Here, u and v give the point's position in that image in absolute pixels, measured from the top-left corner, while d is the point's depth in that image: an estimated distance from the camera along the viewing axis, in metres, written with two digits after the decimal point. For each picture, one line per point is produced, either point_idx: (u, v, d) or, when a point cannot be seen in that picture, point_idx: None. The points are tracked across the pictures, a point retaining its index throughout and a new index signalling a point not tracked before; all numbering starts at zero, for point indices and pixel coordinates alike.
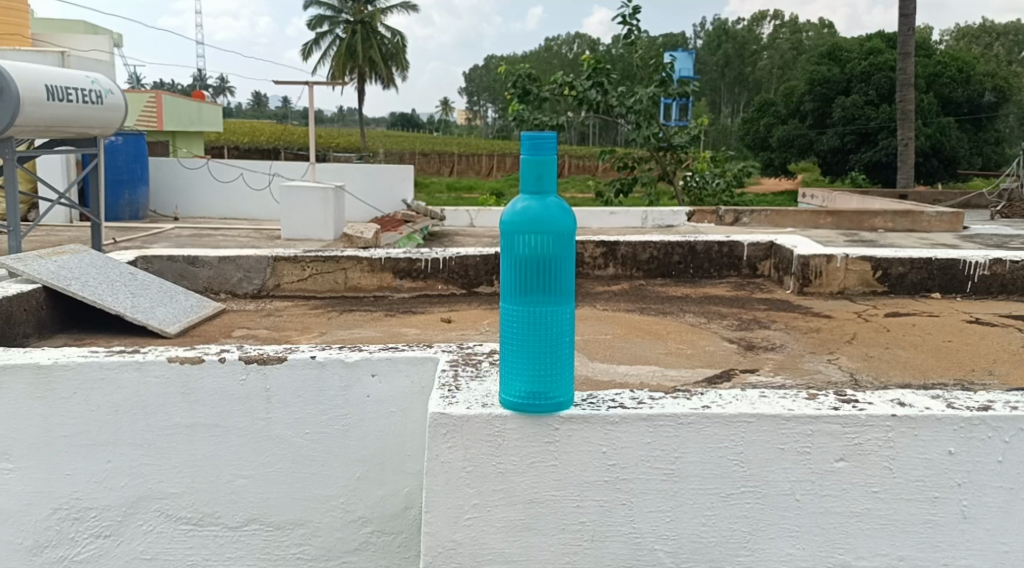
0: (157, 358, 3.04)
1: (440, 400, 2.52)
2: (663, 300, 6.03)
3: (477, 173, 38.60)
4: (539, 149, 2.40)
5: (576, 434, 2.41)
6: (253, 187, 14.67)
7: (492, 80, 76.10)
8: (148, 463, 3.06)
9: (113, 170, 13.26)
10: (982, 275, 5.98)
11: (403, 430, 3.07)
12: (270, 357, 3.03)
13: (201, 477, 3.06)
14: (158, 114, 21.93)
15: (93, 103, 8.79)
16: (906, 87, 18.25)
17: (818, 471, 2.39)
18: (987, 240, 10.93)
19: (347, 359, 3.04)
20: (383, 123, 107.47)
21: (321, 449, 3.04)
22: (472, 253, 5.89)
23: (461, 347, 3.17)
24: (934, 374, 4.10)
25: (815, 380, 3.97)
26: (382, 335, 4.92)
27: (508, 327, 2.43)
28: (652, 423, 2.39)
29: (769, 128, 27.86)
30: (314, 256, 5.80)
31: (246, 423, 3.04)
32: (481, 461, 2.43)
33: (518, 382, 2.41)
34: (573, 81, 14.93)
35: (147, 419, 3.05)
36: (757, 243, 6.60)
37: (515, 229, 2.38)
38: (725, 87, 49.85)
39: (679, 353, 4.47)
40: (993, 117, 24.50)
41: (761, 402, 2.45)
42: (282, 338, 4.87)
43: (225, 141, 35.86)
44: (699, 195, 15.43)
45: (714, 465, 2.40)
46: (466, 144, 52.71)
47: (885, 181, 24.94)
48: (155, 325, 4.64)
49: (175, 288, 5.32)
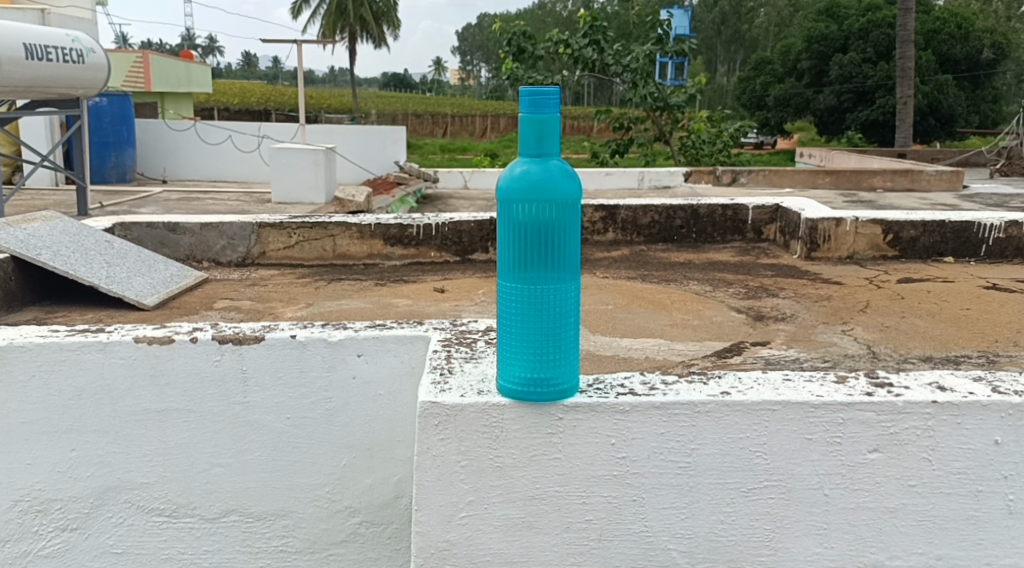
0: (123, 338, 2.78)
1: (432, 386, 2.28)
2: (665, 266, 5.80)
3: (470, 134, 37.98)
4: (541, 105, 2.13)
5: (583, 425, 2.17)
6: (241, 148, 14.28)
7: (486, 39, 74.96)
8: (116, 451, 2.83)
9: (98, 132, 12.87)
10: (997, 239, 5.75)
11: (394, 416, 2.83)
12: (246, 336, 2.77)
13: (175, 465, 2.82)
14: (145, 75, 21.42)
15: (74, 63, 8.40)
16: (906, 44, 17.88)
17: (849, 463, 2.16)
18: (987, 200, 10.69)
19: (331, 337, 2.78)
20: (375, 83, 105.90)
21: (304, 435, 2.81)
22: (466, 218, 5.61)
23: (453, 325, 2.91)
24: (956, 345, 3.88)
25: (831, 353, 3.76)
26: (372, 306, 4.66)
27: (505, 306, 2.19)
28: (665, 411, 2.16)
29: (765, 87, 27.60)
30: (301, 222, 5.53)
31: (222, 408, 2.80)
32: (477, 454, 2.20)
33: (517, 367, 2.18)
34: (569, 39, 14.51)
35: (114, 404, 2.80)
36: (763, 207, 6.35)
37: (513, 196, 2.13)
38: (721, 45, 49.24)
39: (685, 324, 4.23)
40: (991, 74, 23.99)
41: (786, 387, 2.22)
42: (267, 310, 4.62)
43: (215, 102, 35.17)
44: (695, 155, 15.16)
45: (734, 457, 2.18)
46: (459, 104, 52.04)
47: (881, 140, 24.57)
48: (131, 297, 4.40)
49: (154, 256, 5.05)
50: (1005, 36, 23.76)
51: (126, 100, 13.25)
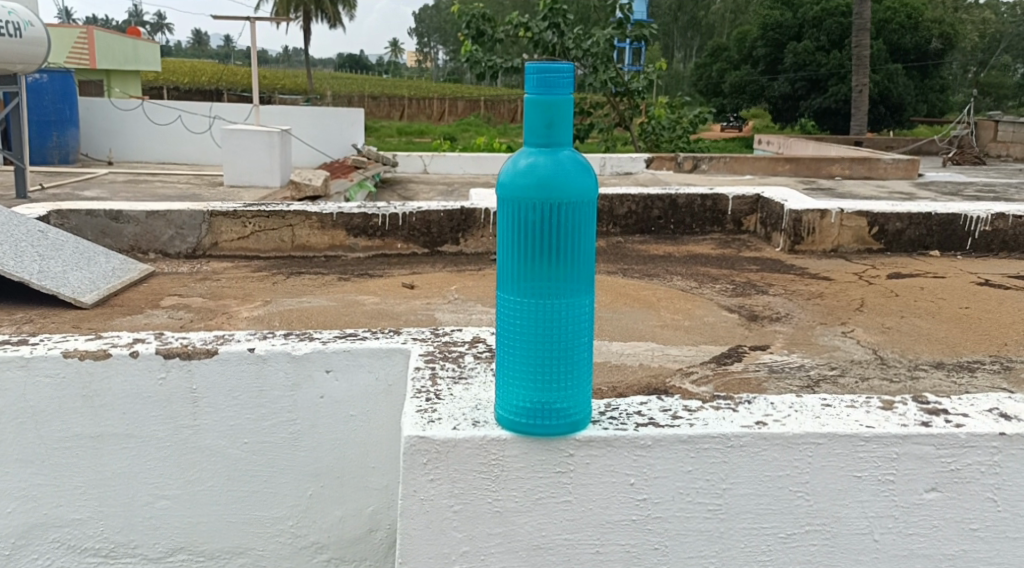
0: (49, 352, 2.38)
1: (418, 416, 1.95)
2: (644, 259, 5.50)
3: (428, 117, 37.13)
4: (552, 84, 1.79)
5: (596, 462, 1.86)
6: (191, 129, 13.63)
7: (442, 23, 73.85)
8: (42, 483, 2.44)
9: (38, 111, 12.17)
10: (983, 232, 5.55)
11: (370, 440, 2.47)
12: (196, 350, 2.38)
13: (113, 498, 2.45)
14: (89, 51, 20.48)
15: (12, 37, 7.78)
16: (862, 33, 17.83)
17: (903, 505, 1.88)
18: (944, 188, 10.62)
19: (295, 350, 2.41)
20: (328, 65, 103.93)
21: (263, 462, 2.44)
22: (435, 208, 5.24)
23: (435, 335, 2.56)
24: (964, 348, 3.63)
25: (836, 359, 3.47)
26: (335, 304, 4.27)
27: (507, 324, 1.87)
28: (693, 446, 1.86)
29: (721, 74, 27.53)
30: (256, 211, 5.11)
31: (168, 432, 2.42)
32: (473, 498, 1.88)
33: (517, 395, 1.85)
34: (529, 22, 13.61)
35: (38, 430, 2.41)
36: (743, 197, 6.09)
37: (517, 194, 1.80)
38: (677, 32, 49.02)
39: (676, 326, 3.94)
40: (940, 64, 24.03)
41: (829, 416, 1.93)
42: (219, 308, 4.21)
43: (164, 81, 33.99)
44: (655, 141, 15.05)
45: (772, 498, 1.88)
46: (417, 86, 51.24)
47: (834, 127, 24.60)
48: (67, 294, 3.96)
49: (94, 247, 4.59)
50: (953, 27, 23.88)
51: (68, 77, 12.54)
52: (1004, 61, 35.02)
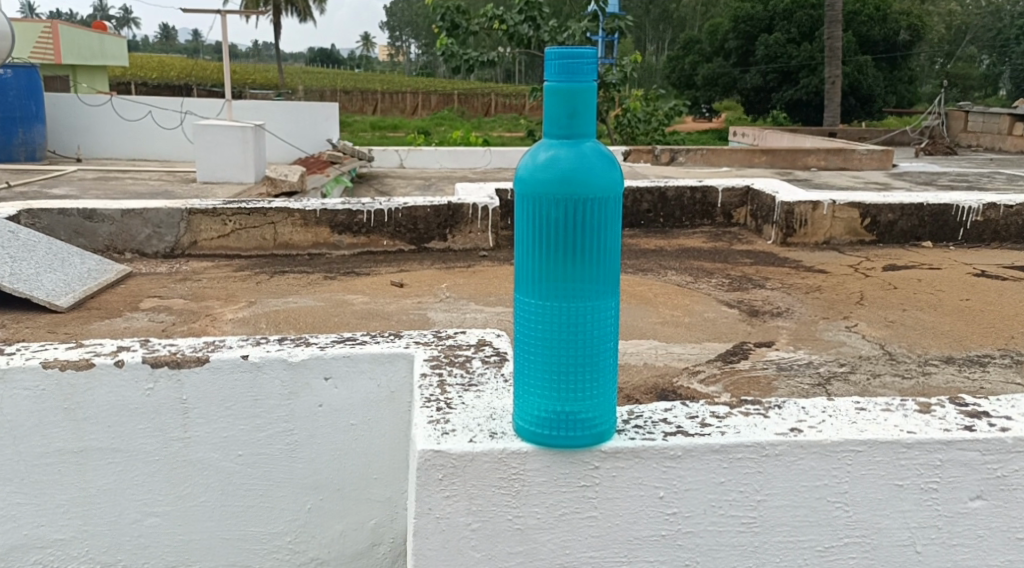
0: (27, 362, 2.22)
1: (429, 428, 1.82)
2: (636, 253, 5.40)
3: (401, 111, 36.63)
4: (574, 72, 1.67)
5: (624, 474, 1.74)
6: (162, 125, 13.32)
7: (414, 17, 73.13)
8: (22, 502, 2.28)
9: (4, 108, 11.81)
10: (974, 222, 5.49)
11: (373, 451, 2.34)
12: (186, 358, 2.23)
13: (98, 517, 2.30)
14: (55, 46, 20.03)
15: None
16: (834, 25, 17.83)
17: (947, 514, 1.78)
18: (918, 178, 10.62)
19: (292, 357, 2.26)
20: (299, 59, 102.59)
21: (259, 476, 2.29)
22: (422, 203, 5.08)
23: (438, 338, 2.43)
24: (971, 342, 3.56)
25: (844, 355, 3.39)
26: (323, 304, 4.12)
27: (526, 331, 1.74)
28: (726, 456, 1.75)
29: (694, 66, 27.44)
30: (237, 208, 4.93)
31: (157, 445, 2.26)
32: (493, 516, 1.76)
33: (536, 406, 1.73)
34: (504, 14, 13.55)
35: (16, 446, 2.24)
36: (732, 190, 6.00)
37: (537, 190, 1.67)
38: (650, 25, 48.80)
39: (677, 322, 3.83)
40: (908, 55, 24.14)
41: (866, 422, 1.82)
42: (202, 310, 4.04)
43: (132, 76, 33.30)
44: (630, 134, 14.94)
45: (808, 510, 1.77)
46: (389, 80, 50.65)
47: (805, 119, 24.56)
48: (41, 297, 3.78)
49: (68, 247, 4.40)
50: (921, 19, 24.05)
51: (34, 72, 12.18)
52: (970, 52, 35.18)
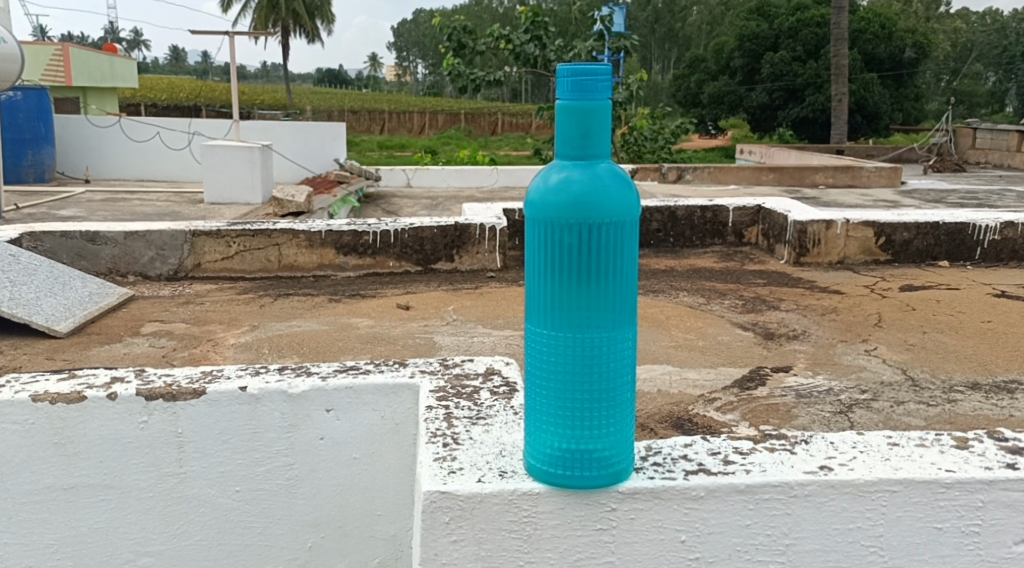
0: (17, 396, 2.13)
1: (435, 466, 1.71)
2: (646, 274, 5.29)
3: (408, 131, 36.61)
4: (587, 89, 1.58)
5: (642, 517, 1.63)
6: (170, 146, 13.31)
7: (420, 38, 73.36)
8: (10, 542, 2.18)
9: (13, 130, 11.80)
10: (991, 241, 5.38)
11: (377, 485, 2.23)
12: (181, 389, 2.13)
13: (89, 557, 2.19)
14: (65, 68, 20.08)
15: None
16: (840, 42, 17.76)
17: (991, 559, 1.67)
18: (927, 195, 10.48)
19: (292, 388, 2.16)
20: (305, 80, 102.98)
21: (257, 513, 2.19)
22: (428, 223, 4.99)
23: (443, 367, 2.33)
24: (996, 366, 3.44)
25: (865, 381, 3.27)
26: (327, 328, 4.03)
27: (536, 363, 1.64)
28: (751, 497, 1.64)
29: (700, 85, 27.40)
30: (241, 229, 4.85)
31: (151, 481, 2.16)
32: (504, 562, 1.65)
33: (548, 443, 1.62)
34: (510, 34, 13.52)
35: (4, 483, 2.15)
36: (743, 208, 5.90)
37: (547, 215, 1.58)
38: (655, 43, 48.75)
39: (690, 346, 3.72)
40: (914, 72, 24.04)
41: (899, 459, 1.72)
42: (203, 335, 3.94)
43: (141, 98, 33.37)
44: (637, 152, 14.79)
45: (842, 555, 1.66)
46: (395, 100, 50.67)
47: (812, 136, 24.45)
48: (40, 322, 3.70)
49: (69, 271, 4.32)
50: (926, 36, 23.99)
51: (43, 94, 12.18)
52: (976, 69, 34.99)
